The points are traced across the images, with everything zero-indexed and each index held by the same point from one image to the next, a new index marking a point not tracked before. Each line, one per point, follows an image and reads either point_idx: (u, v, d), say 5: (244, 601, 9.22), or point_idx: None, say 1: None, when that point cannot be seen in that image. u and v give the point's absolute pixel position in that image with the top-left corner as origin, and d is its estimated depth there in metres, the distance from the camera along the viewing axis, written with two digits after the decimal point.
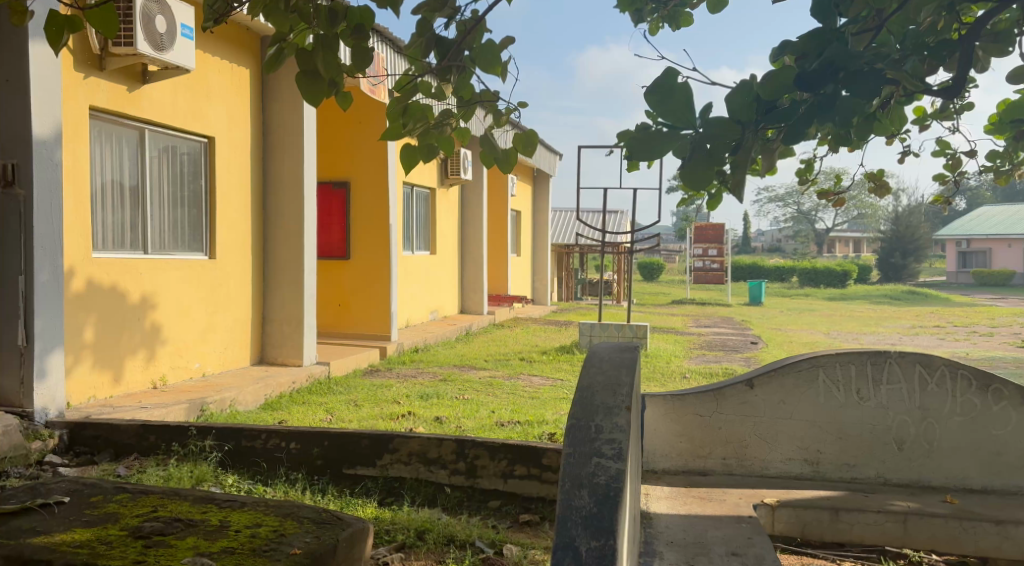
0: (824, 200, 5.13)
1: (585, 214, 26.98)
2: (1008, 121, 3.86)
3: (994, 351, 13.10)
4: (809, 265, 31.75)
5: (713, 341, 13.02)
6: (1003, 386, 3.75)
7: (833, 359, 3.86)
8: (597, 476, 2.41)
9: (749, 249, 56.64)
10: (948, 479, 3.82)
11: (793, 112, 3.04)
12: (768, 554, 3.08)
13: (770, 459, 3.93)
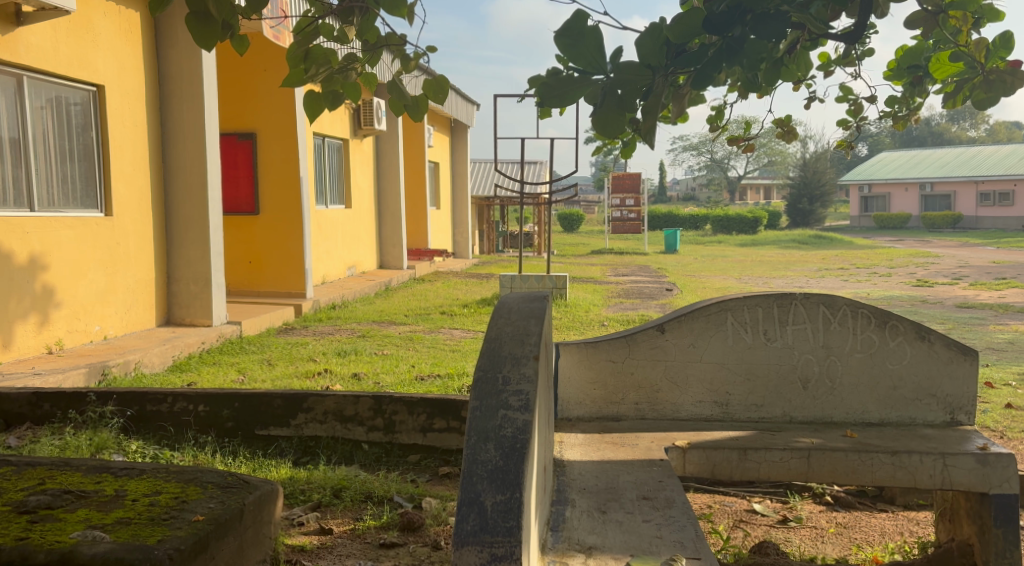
0: (734, 147, 5.17)
1: (503, 165, 26.89)
2: (906, 67, 3.93)
3: (893, 290, 13.68)
4: (722, 213, 32.46)
5: (630, 289, 13.23)
6: (899, 322, 3.89)
7: (741, 302, 3.91)
8: (503, 428, 2.39)
9: (665, 199, 57.54)
10: (849, 414, 3.95)
11: (702, 56, 3.02)
12: (678, 496, 3.12)
13: (681, 402, 4.00)
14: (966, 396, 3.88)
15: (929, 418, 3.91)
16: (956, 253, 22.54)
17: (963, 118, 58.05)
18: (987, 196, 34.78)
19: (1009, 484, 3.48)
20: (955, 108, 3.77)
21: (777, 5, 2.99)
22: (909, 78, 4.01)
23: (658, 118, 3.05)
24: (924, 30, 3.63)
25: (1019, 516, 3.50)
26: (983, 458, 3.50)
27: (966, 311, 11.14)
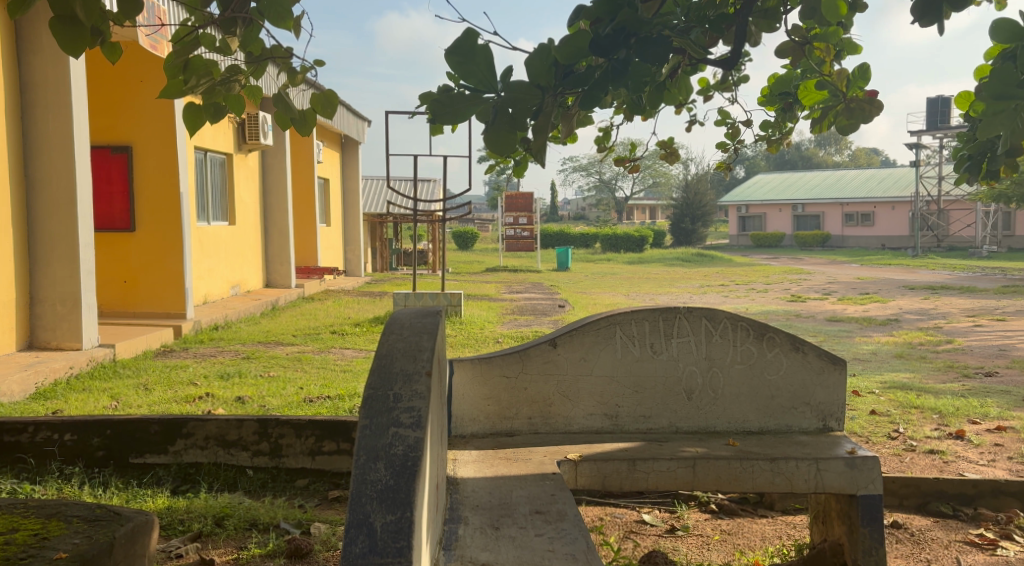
0: (620, 167, 5.29)
1: (394, 183, 26.64)
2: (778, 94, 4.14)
3: (770, 305, 14.27)
4: (610, 232, 33.08)
5: (524, 306, 13.30)
6: (775, 334, 4.03)
7: (629, 316, 3.97)
8: (394, 447, 2.32)
9: (557, 218, 58.32)
10: (731, 423, 4.06)
11: (589, 76, 3.09)
12: (570, 509, 3.12)
13: (573, 415, 4.01)
14: (836, 403, 4.06)
15: (803, 425, 4.06)
16: (824, 270, 23.75)
17: (830, 143, 61.40)
18: (851, 217, 36.83)
19: (875, 485, 3.64)
20: (820, 133, 4.03)
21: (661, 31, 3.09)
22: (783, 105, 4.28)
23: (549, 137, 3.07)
24: (792, 59, 4.00)
25: (883, 515, 3.65)
26: (852, 461, 3.65)
27: (836, 324, 11.71)
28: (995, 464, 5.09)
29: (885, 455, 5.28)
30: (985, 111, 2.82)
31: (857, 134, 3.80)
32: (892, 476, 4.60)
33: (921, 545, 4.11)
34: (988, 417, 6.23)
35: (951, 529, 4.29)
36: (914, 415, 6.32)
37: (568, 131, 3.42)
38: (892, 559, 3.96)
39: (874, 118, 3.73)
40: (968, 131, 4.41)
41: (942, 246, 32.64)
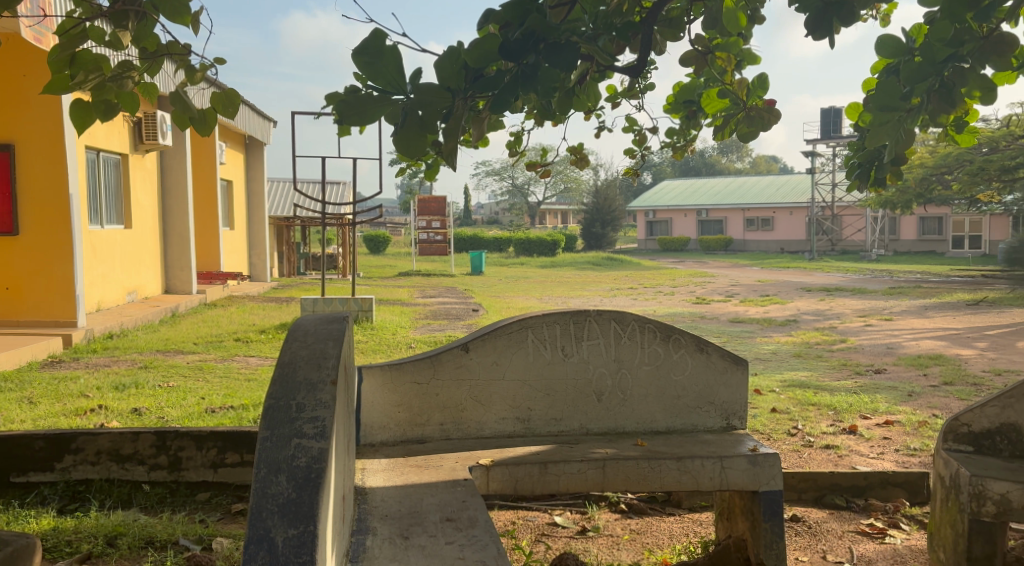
0: (532, 172, 5.29)
1: (302, 186, 26.10)
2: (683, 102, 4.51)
3: (677, 307, 14.56)
4: (523, 236, 33.22)
5: (436, 310, 13.19)
6: (681, 336, 4.09)
7: (540, 320, 3.96)
8: (297, 458, 2.23)
9: (469, 222, 58.28)
10: (639, 424, 4.08)
11: (499, 81, 3.08)
12: (481, 515, 3.07)
13: (484, 420, 3.96)
14: (738, 402, 4.14)
15: (708, 424, 4.12)
16: (727, 273, 24.42)
17: (732, 150, 63.29)
18: (752, 221, 38.03)
19: (776, 480, 3.70)
20: (723, 140, 4.52)
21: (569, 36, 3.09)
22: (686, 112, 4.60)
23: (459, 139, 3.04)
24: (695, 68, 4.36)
25: (784, 510, 3.71)
26: (754, 458, 3.71)
27: (739, 325, 12.03)
28: (885, 457, 5.30)
29: (784, 451, 5.43)
30: (874, 121, 3.48)
31: (756, 140, 4.31)
32: (791, 472, 4.73)
33: (818, 536, 4.22)
34: (879, 412, 6.49)
35: (845, 520, 4.42)
36: (812, 411, 6.52)
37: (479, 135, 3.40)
38: (791, 551, 4.06)
39: (772, 126, 4.25)
40: (858, 140, 4.62)
41: (835, 250, 34.06)
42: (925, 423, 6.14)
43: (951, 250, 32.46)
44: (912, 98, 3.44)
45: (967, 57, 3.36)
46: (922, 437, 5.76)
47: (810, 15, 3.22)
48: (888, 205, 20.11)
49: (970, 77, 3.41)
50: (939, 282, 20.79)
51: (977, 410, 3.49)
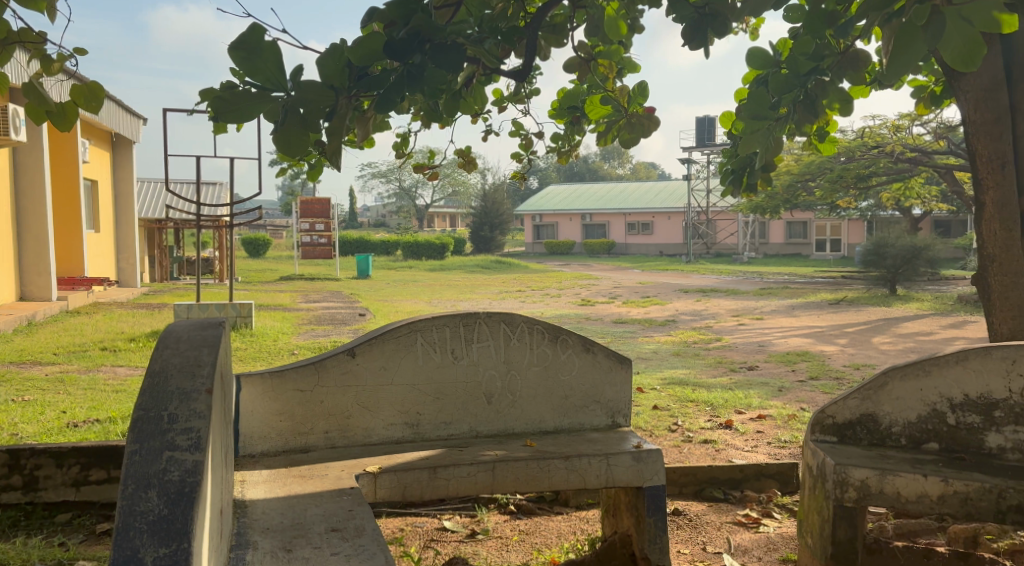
0: (418, 175, 5.23)
1: (176, 186, 25.05)
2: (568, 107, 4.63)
3: (562, 309, 14.74)
4: (411, 239, 32.96)
5: (320, 315, 12.90)
6: (569, 336, 4.12)
7: (429, 323, 3.90)
8: (168, 472, 2.11)
9: (354, 224, 57.37)
10: (527, 425, 4.08)
11: (384, 80, 3.05)
12: (368, 524, 3.00)
13: (371, 427, 3.87)
14: (623, 400, 4.20)
15: (594, 422, 4.17)
16: (611, 275, 24.93)
17: (614, 156, 64.75)
18: (633, 225, 39.04)
19: (659, 476, 3.77)
20: (605, 146, 4.63)
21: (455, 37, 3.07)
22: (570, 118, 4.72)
23: (342, 140, 3.03)
24: (579, 74, 4.53)
25: (667, 504, 3.78)
26: (638, 455, 3.77)
27: (622, 326, 12.29)
28: (759, 449, 5.51)
29: (665, 447, 5.57)
30: (746, 129, 3.75)
31: (638, 146, 4.47)
32: (672, 467, 4.84)
33: (699, 528, 4.34)
34: (752, 407, 6.74)
35: (722, 512, 4.56)
36: (690, 408, 6.72)
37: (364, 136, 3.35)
38: (673, 544, 4.15)
39: (651, 133, 4.41)
40: (731, 146, 4.81)
41: (711, 252, 35.39)
42: (795, 416, 6.43)
43: (817, 253, 34.29)
44: (780, 108, 3.73)
45: (828, 70, 3.78)
46: (792, 430, 6.03)
47: (687, 25, 3.61)
48: (759, 210, 21.03)
49: (830, 90, 3.84)
50: (806, 282, 21.90)
51: (839, 403, 3.60)
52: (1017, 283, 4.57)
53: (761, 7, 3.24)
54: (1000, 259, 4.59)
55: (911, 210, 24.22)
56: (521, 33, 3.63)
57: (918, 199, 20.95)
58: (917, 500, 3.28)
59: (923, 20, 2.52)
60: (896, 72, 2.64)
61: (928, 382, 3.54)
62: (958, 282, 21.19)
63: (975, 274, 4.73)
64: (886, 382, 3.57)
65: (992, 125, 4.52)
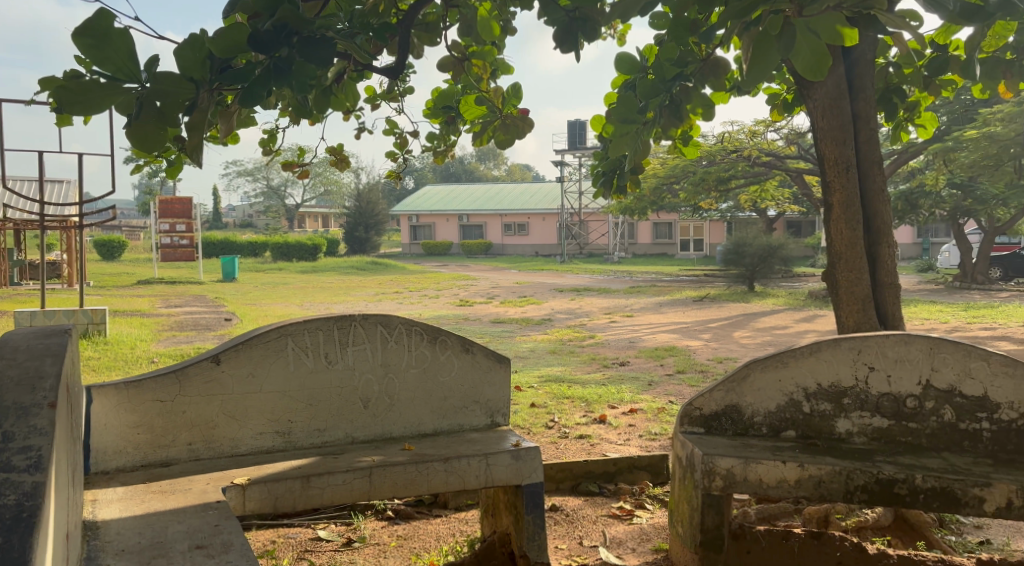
0: (288, 173, 5.04)
1: (20, 184, 23.37)
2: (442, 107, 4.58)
3: (438, 309, 14.65)
4: (280, 240, 31.94)
5: (183, 321, 12.31)
6: (447, 337, 4.06)
7: (300, 326, 3.76)
8: (4, 495, 1.91)
9: (221, 225, 55.29)
10: (406, 428, 3.99)
11: (249, 73, 2.88)
12: (237, 538, 2.85)
13: (239, 437, 3.70)
14: (502, 400, 4.17)
15: (474, 423, 4.12)
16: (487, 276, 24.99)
17: (488, 157, 65.07)
18: (509, 226, 39.36)
19: (538, 473, 3.76)
20: (481, 146, 4.60)
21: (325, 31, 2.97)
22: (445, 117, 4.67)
23: (204, 135, 2.87)
24: (453, 74, 4.49)
25: (545, 501, 3.77)
26: (517, 453, 3.74)
27: (499, 326, 12.33)
28: (632, 443, 5.61)
29: (543, 444, 5.59)
30: (616, 132, 3.87)
31: (512, 147, 4.47)
32: (550, 463, 4.86)
33: (576, 523, 4.36)
34: (625, 402, 6.88)
35: (598, 505, 4.61)
36: (566, 404, 6.79)
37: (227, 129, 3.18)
38: (551, 540, 4.16)
39: (526, 134, 4.41)
40: (602, 149, 4.88)
41: (584, 253, 36.11)
42: (664, 409, 6.60)
43: (681, 252, 35.61)
44: (647, 113, 3.87)
45: (691, 76, 3.86)
46: (662, 422, 6.18)
47: (558, 28, 3.62)
48: (629, 211, 21.56)
49: (694, 95, 3.91)
50: (672, 280, 22.63)
51: (705, 395, 3.71)
52: (862, 279, 4.83)
53: (628, 12, 3.24)
54: (846, 256, 4.84)
55: (767, 212, 25.46)
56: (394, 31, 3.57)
57: (773, 201, 22.02)
58: (776, 485, 3.38)
59: (778, 29, 2.63)
60: (754, 79, 2.76)
61: (786, 373, 3.67)
62: (810, 278, 22.44)
63: (824, 272, 4.96)
64: (748, 374, 3.69)
65: (837, 131, 4.76)
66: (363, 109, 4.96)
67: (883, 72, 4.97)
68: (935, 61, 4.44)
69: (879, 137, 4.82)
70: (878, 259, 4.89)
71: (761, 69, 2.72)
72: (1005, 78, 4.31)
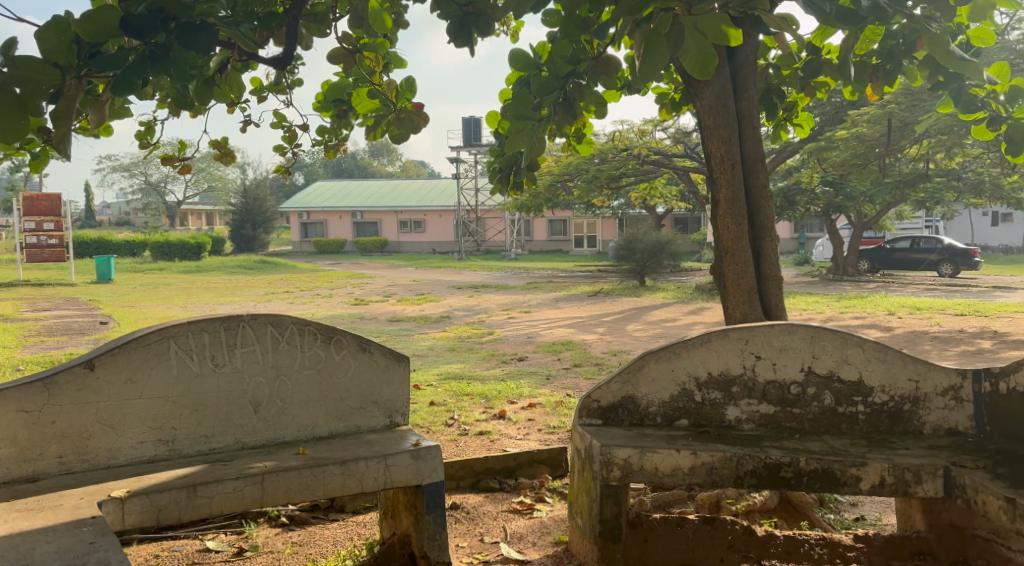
0: (168, 168, 4.78)
1: None
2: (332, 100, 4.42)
3: (331, 309, 14.33)
4: (161, 239, 30.57)
5: (54, 325, 11.61)
6: (343, 336, 3.92)
7: (183, 328, 3.56)
8: None
9: (99, 224, 52.70)
10: (300, 432, 3.83)
11: (122, 60, 2.72)
12: (115, 556, 2.68)
13: (117, 447, 3.47)
14: (401, 400, 4.05)
15: (372, 424, 3.99)
16: (382, 274, 24.68)
17: (382, 154, 64.31)
18: (405, 224, 39.00)
19: (438, 472, 3.66)
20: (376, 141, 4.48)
21: (205, 16, 2.85)
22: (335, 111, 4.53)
23: (70, 125, 2.69)
24: (344, 66, 4.35)
25: (446, 500, 3.68)
26: (417, 453, 3.63)
27: (395, 324, 12.15)
28: (532, 437, 5.60)
29: (442, 441, 5.52)
30: (510, 128, 3.79)
31: (407, 142, 4.36)
32: (449, 461, 4.78)
33: (476, 521, 4.30)
34: (523, 397, 6.87)
35: (498, 501, 4.56)
36: (465, 401, 6.72)
37: (99, 121, 2.99)
38: (451, 538, 4.08)
39: (421, 129, 4.30)
40: (498, 145, 4.82)
41: (480, 250, 36.12)
42: (562, 403, 6.62)
43: (575, 249, 36.13)
44: (542, 110, 3.80)
45: (584, 74, 3.88)
46: (560, 415, 6.20)
47: (452, 22, 3.55)
48: (524, 208, 21.66)
49: (585, 93, 3.95)
50: (567, 276, 22.87)
51: (603, 386, 3.71)
52: (747, 271, 4.94)
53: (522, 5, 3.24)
54: (732, 250, 4.94)
55: (656, 208, 26.09)
56: (281, 19, 3.43)
57: (661, 198, 22.55)
58: (671, 473, 3.41)
59: (666, 27, 2.64)
60: (646, 76, 2.73)
61: (678, 363, 3.71)
62: (697, 272, 23.12)
63: (712, 265, 5.06)
64: (643, 365, 3.71)
65: (723, 127, 4.85)
66: (249, 101, 4.76)
67: (763, 72, 5.10)
68: (810, 63, 4.56)
69: (760, 135, 4.93)
70: (761, 253, 5.01)
71: (651, 66, 2.69)
72: (871, 81, 4.46)
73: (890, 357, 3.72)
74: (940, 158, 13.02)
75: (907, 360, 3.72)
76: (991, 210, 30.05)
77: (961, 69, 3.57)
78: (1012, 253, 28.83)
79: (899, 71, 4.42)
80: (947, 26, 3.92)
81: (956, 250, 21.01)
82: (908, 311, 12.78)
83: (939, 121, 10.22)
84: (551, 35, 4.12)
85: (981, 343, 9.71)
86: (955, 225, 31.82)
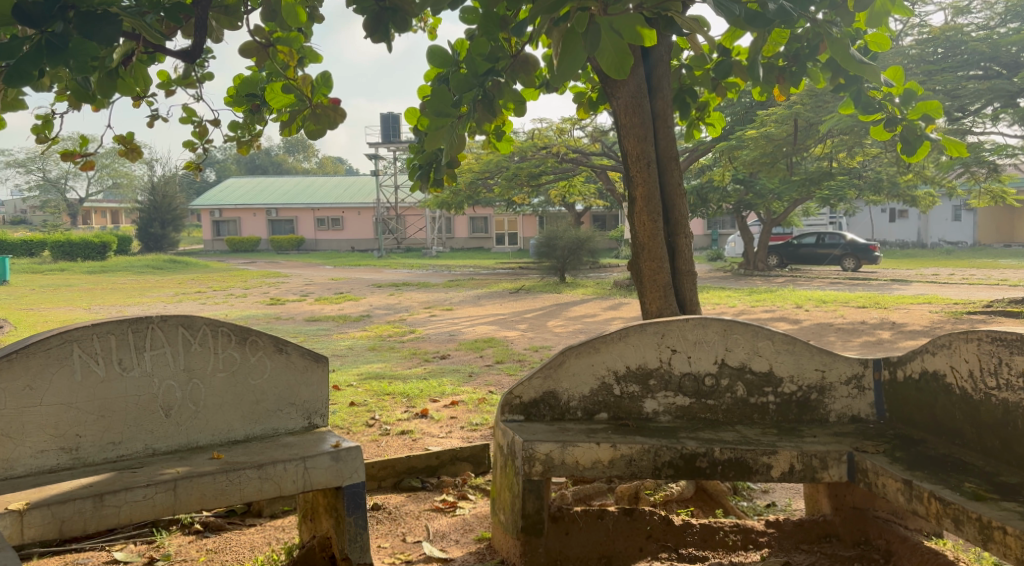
0: (69, 164, 4.55)
1: None
2: (244, 95, 4.29)
3: (246, 309, 13.99)
4: (62, 238, 29.25)
5: None
6: (258, 337, 3.80)
7: (86, 331, 3.40)
8: None
9: None
10: (214, 436, 3.71)
11: (16, 50, 2.59)
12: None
13: (16, 457, 3.31)
14: (319, 401, 3.96)
15: (289, 426, 3.89)
16: (298, 271, 24.23)
17: (298, 151, 63.10)
18: (322, 221, 38.39)
19: (359, 473, 3.59)
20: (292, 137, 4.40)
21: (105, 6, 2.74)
22: (248, 105, 4.42)
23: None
24: (256, 60, 4.21)
25: (367, 501, 3.62)
26: (336, 454, 3.55)
27: (313, 324, 11.93)
28: (454, 435, 5.58)
29: (363, 442, 5.44)
30: (430, 125, 3.70)
31: (324, 138, 4.25)
32: (371, 461, 4.72)
33: (399, 520, 4.25)
34: (445, 395, 6.83)
35: (421, 500, 4.52)
36: (387, 401, 6.65)
37: None
38: (373, 539, 4.02)
39: (338, 124, 4.21)
40: (417, 142, 4.77)
41: (401, 247, 35.84)
42: (484, 400, 6.61)
43: (496, 247, 36.30)
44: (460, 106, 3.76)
45: (502, 72, 3.87)
46: (482, 413, 6.19)
47: (367, 17, 3.49)
48: (444, 206, 21.58)
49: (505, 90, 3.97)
50: (488, 274, 22.91)
51: (524, 383, 3.72)
52: (662, 268, 5.02)
53: None
54: (648, 247, 5.01)
55: (574, 206, 26.32)
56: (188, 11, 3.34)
57: (579, 196, 22.81)
58: (592, 466, 3.43)
59: (583, 27, 2.65)
60: (562, 75, 2.73)
61: (598, 358, 3.74)
62: (615, 269, 23.44)
63: (630, 262, 5.12)
64: (564, 360, 3.73)
65: (639, 127, 4.91)
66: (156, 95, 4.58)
67: (676, 73, 5.18)
68: (720, 64, 4.65)
69: (675, 134, 5.02)
70: (676, 250, 5.10)
71: (569, 64, 2.69)
72: (779, 82, 4.58)
73: (799, 349, 3.83)
74: (841, 157, 13.52)
75: (813, 351, 3.84)
76: (889, 206, 31.39)
77: (860, 75, 3.75)
78: (909, 247, 30.22)
79: (804, 72, 4.54)
80: (846, 31, 4.06)
81: (858, 245, 21.93)
82: (813, 304, 13.23)
83: (841, 122, 10.61)
84: (469, 33, 4.12)
85: (881, 333, 10.14)
86: (856, 221, 33.18)
